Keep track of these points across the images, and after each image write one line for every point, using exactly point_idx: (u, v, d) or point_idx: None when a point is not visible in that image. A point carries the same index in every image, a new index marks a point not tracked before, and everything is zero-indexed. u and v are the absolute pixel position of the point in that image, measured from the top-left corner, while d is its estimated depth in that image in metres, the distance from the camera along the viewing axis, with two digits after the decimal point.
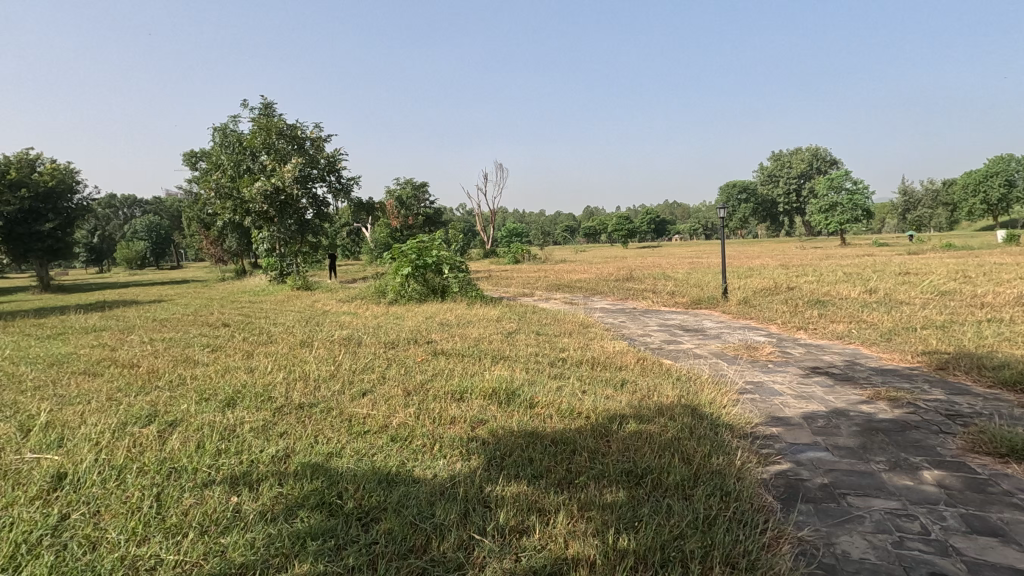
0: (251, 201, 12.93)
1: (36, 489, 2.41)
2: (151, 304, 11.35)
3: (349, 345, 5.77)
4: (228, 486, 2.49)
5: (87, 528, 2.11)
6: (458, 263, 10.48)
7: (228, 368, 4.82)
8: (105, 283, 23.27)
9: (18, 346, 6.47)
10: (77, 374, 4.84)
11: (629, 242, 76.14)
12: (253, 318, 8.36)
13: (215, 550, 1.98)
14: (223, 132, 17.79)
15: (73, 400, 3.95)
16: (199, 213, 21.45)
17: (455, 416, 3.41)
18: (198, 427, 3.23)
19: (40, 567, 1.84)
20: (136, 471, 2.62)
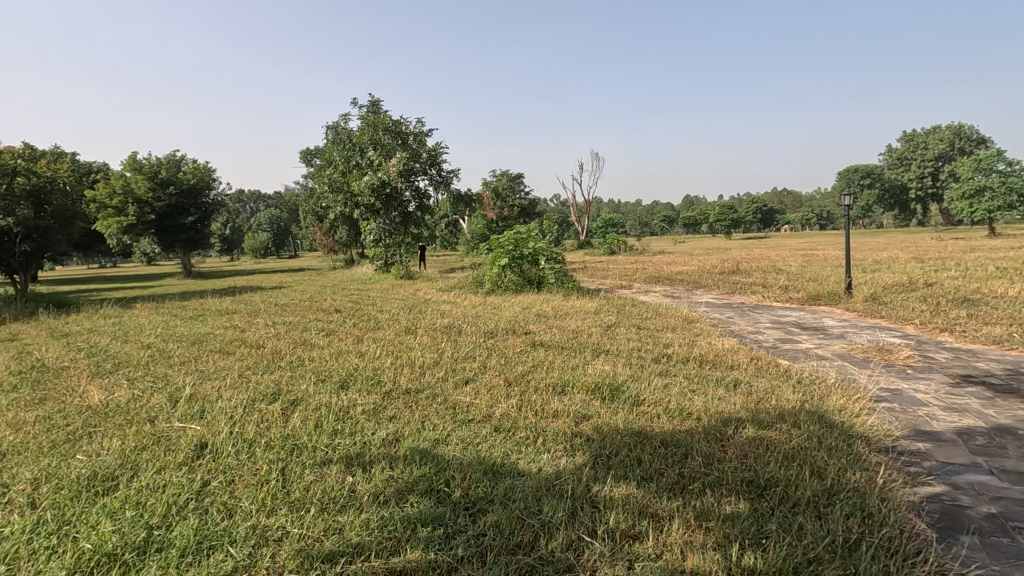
0: (360, 193, 13.76)
1: (183, 456, 2.67)
2: (273, 290, 12.43)
3: (450, 333, 5.91)
4: (344, 465, 2.61)
5: (225, 495, 2.29)
6: (555, 254, 10.41)
7: (341, 352, 5.13)
8: (236, 270, 26.01)
9: (167, 325, 7.33)
10: (215, 352, 5.39)
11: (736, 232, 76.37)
12: (361, 305, 8.83)
13: (334, 527, 2.07)
14: (335, 130, 19.01)
15: (211, 376, 4.40)
16: (313, 206, 23.18)
17: (558, 409, 3.34)
18: (316, 406, 3.44)
19: (187, 528, 2.02)
20: (264, 445, 2.83)
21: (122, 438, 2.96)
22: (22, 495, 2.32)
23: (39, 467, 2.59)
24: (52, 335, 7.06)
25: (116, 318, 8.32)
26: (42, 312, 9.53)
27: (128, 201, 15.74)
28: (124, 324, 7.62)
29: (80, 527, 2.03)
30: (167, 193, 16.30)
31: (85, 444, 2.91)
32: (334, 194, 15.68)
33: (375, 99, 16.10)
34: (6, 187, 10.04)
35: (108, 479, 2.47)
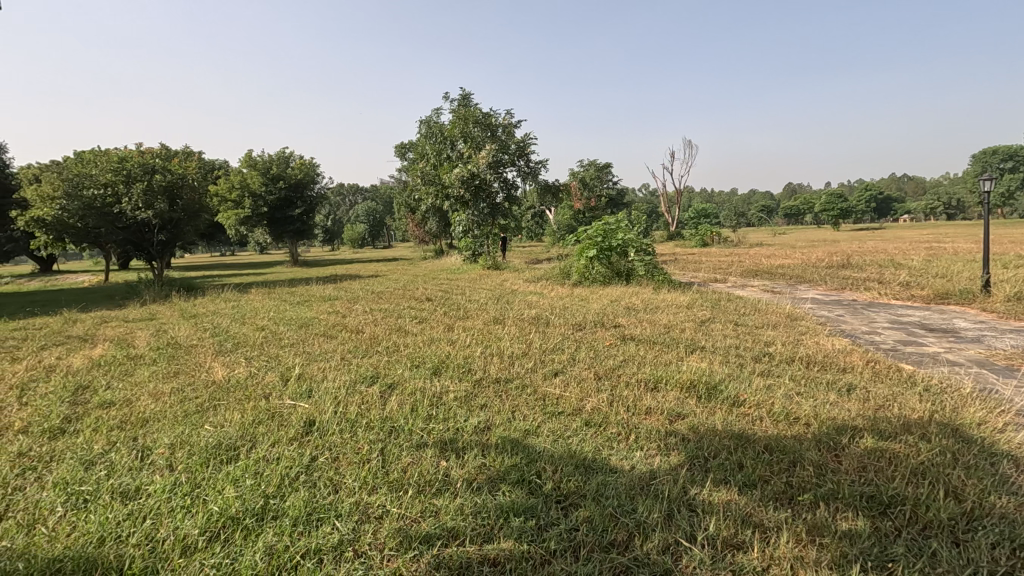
0: (451, 185, 14.16)
1: (293, 432, 2.88)
2: (370, 279, 13.13)
3: (538, 324, 5.91)
4: (439, 449, 2.69)
5: (330, 471, 2.43)
6: (645, 246, 10.11)
7: (433, 339, 5.31)
8: (338, 259, 27.79)
9: (277, 310, 7.95)
10: (319, 335, 5.79)
11: (846, 223, 75.77)
12: (451, 294, 9.08)
13: (430, 510, 2.13)
14: (427, 124, 19.64)
15: (317, 357, 4.73)
16: (405, 198, 24.15)
17: (651, 406, 3.23)
18: (411, 391, 3.58)
19: (298, 499, 2.17)
20: (365, 425, 2.98)
21: (242, 412, 3.24)
22: (162, 458, 2.61)
23: (175, 434, 2.90)
24: (184, 315, 7.91)
25: (235, 302, 9.16)
26: (175, 295, 10.71)
27: (245, 195, 17.27)
28: (241, 308, 8.37)
29: (209, 490, 2.24)
30: (277, 188, 17.68)
31: (212, 415, 3.22)
32: (426, 186, 16.27)
33: (466, 93, 16.44)
34: (147, 183, 11.34)
35: (230, 449, 2.71)
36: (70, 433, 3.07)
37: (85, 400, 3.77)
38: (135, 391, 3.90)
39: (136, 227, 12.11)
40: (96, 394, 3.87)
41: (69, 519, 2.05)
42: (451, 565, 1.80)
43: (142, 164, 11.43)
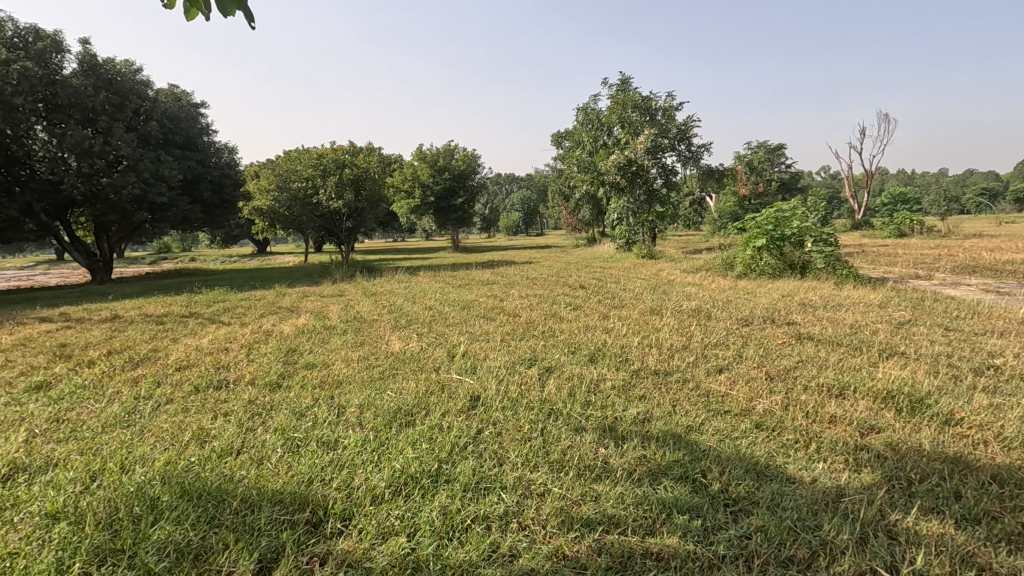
0: (607, 172, 13.98)
1: (461, 404, 3.09)
2: (524, 265, 13.57)
3: (698, 317, 5.59)
4: (598, 436, 2.68)
5: (495, 445, 2.57)
6: (827, 236, 8.97)
7: (588, 326, 5.31)
8: (494, 246, 29.20)
9: (442, 292, 8.60)
10: (480, 317, 6.14)
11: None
12: (604, 283, 8.97)
13: (590, 495, 2.13)
14: (584, 111, 19.52)
15: (479, 337, 5.02)
16: (559, 185, 24.40)
17: (836, 415, 2.87)
18: (569, 376, 3.63)
19: (467, 468, 2.32)
20: (524, 405, 3.09)
21: (416, 382, 3.58)
22: (353, 416, 2.98)
23: (363, 396, 3.29)
24: (366, 294, 8.94)
25: (406, 283, 10.09)
26: (359, 276, 12.15)
27: (415, 186, 18.95)
28: (412, 289, 9.19)
29: (393, 449, 2.50)
30: (443, 179, 19.04)
31: (392, 383, 3.60)
32: (582, 173, 16.28)
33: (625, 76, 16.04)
34: (338, 176, 13.02)
35: (408, 414, 3.00)
36: (284, 388, 3.65)
37: (294, 361, 4.47)
38: (330, 356, 4.53)
39: (330, 215, 13.94)
40: (301, 357, 4.56)
41: (287, 459, 2.44)
42: (613, 552, 1.79)
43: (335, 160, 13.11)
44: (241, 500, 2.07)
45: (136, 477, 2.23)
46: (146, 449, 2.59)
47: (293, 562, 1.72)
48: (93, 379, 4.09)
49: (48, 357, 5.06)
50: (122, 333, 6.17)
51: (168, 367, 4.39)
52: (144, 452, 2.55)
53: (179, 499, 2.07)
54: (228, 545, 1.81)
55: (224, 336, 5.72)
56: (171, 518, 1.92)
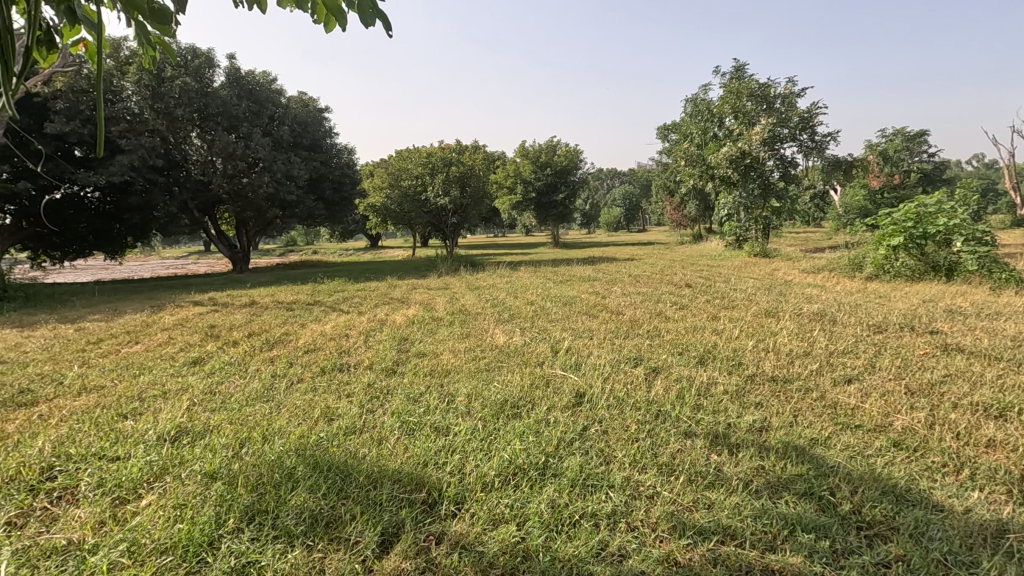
0: (718, 166, 13.25)
1: (566, 400, 3.10)
2: (627, 262, 13.28)
3: (822, 322, 5.13)
4: (710, 442, 2.57)
5: (600, 443, 2.54)
6: (982, 234, 7.82)
7: (697, 327, 5.08)
8: (594, 242, 28.85)
9: (543, 287, 8.65)
10: (581, 313, 6.11)
11: None
12: (713, 282, 8.53)
13: (703, 502, 2.05)
14: (694, 101, 18.61)
15: (582, 334, 5.01)
16: (665, 180, 23.53)
17: (996, 439, 2.51)
18: (677, 378, 3.51)
19: (573, 464, 2.32)
20: (630, 404, 3.04)
21: (521, 375, 3.64)
22: (463, 405, 3.09)
23: (471, 387, 3.41)
24: (469, 287, 9.25)
25: (508, 278, 10.28)
26: (463, 270, 12.58)
27: (517, 182, 19.22)
28: (513, 284, 9.35)
29: (500, 440, 2.57)
30: (545, 175, 19.12)
31: (498, 375, 3.70)
32: (690, 167, 15.56)
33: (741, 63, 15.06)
34: (445, 174, 13.54)
35: (514, 406, 3.07)
36: (399, 373, 3.89)
37: (407, 349, 4.74)
38: (439, 346, 4.74)
39: (437, 212, 14.57)
40: (413, 346, 4.83)
41: (404, 441, 2.60)
42: (729, 564, 1.71)
43: (443, 158, 13.61)
44: (364, 476, 2.23)
45: (276, 447, 2.50)
46: (283, 422, 2.88)
47: (412, 539, 1.83)
48: (237, 358, 4.62)
49: (201, 336, 5.78)
50: (259, 318, 6.89)
51: (299, 350, 4.85)
52: (281, 425, 2.83)
53: (312, 470, 2.27)
54: (355, 517, 1.96)
55: (344, 323, 6.20)
56: (306, 486, 2.12)
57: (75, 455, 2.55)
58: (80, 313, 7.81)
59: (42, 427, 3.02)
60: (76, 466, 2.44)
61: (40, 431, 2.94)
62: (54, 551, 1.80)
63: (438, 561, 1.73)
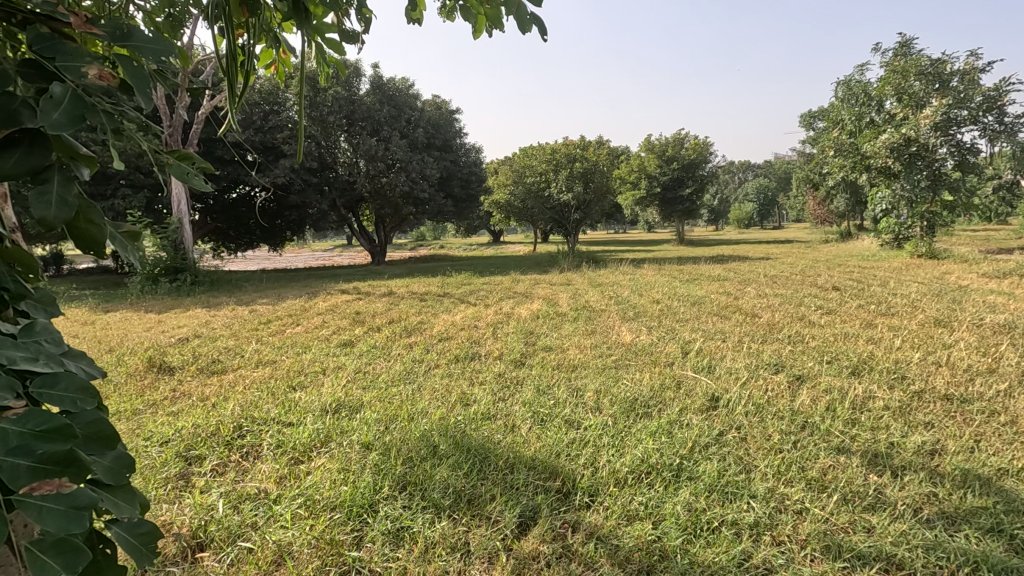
0: (874, 156, 11.73)
1: (700, 403, 3.00)
2: (761, 261, 12.35)
3: (1011, 335, 4.38)
4: (868, 461, 2.34)
5: (739, 450, 2.43)
6: None
7: (848, 334, 4.61)
8: (724, 239, 27.22)
9: (669, 286, 8.35)
10: (712, 314, 5.82)
11: None
12: (867, 285, 7.63)
13: (862, 525, 1.88)
14: (847, 84, 16.72)
15: (714, 335, 4.78)
16: (808, 172, 21.47)
17: None
18: (826, 388, 3.22)
19: (709, 469, 2.24)
20: (773, 413, 2.85)
21: (650, 375, 3.58)
22: (592, 400, 3.12)
23: (599, 383, 3.42)
24: (592, 284, 9.20)
25: (631, 276, 10.06)
26: (584, 266, 12.52)
27: (642, 177, 18.70)
28: (637, 281, 9.14)
29: (632, 437, 2.56)
30: (671, 169, 18.35)
31: (626, 373, 3.67)
32: (840, 158, 14.04)
33: (907, 38, 13.23)
34: (569, 171, 13.54)
35: (645, 405, 3.03)
36: (527, 365, 4.02)
37: (534, 342, 4.86)
38: (565, 341, 4.81)
39: (559, 208, 14.65)
40: (539, 340, 4.93)
41: (536, 430, 2.69)
42: None
43: (567, 155, 13.63)
44: (501, 460, 2.35)
45: (421, 426, 2.72)
46: (425, 404, 3.12)
47: (549, 524, 1.90)
48: (381, 342, 5.05)
49: (349, 321, 6.43)
50: (397, 307, 7.47)
51: (434, 338, 5.19)
52: (424, 406, 3.07)
53: (454, 449, 2.44)
54: (495, 497, 2.08)
55: (473, 315, 6.52)
56: (450, 464, 2.29)
57: (258, 418, 2.98)
58: (252, 297, 9.02)
59: (232, 392, 3.57)
60: (260, 428, 2.86)
61: (231, 395, 3.49)
62: (249, 497, 2.14)
63: (575, 549, 1.78)
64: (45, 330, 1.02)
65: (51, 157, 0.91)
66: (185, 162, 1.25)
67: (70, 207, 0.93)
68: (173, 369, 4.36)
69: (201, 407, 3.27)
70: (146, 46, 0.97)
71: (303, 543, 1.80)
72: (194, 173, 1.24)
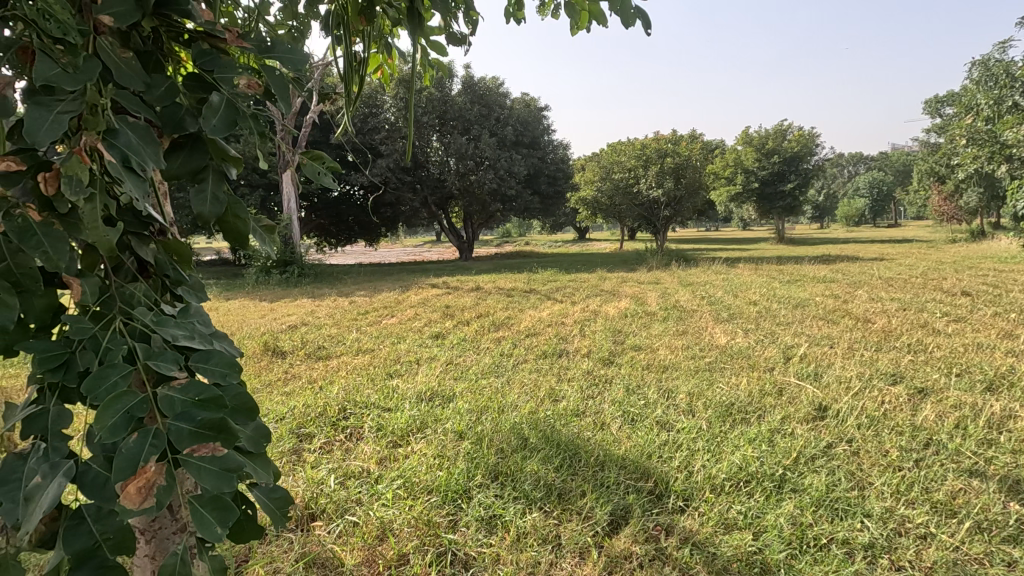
0: (1016, 143, 10.04)
1: (805, 412, 2.81)
2: (876, 263, 11.23)
3: None
4: (1008, 489, 2.08)
5: (852, 465, 2.25)
6: None
7: (982, 345, 4.10)
8: (830, 237, 25.18)
9: (767, 287, 7.87)
10: (818, 318, 5.41)
11: None
12: (1005, 291, 6.74)
13: (1001, 557, 1.68)
14: (984, 64, 14.82)
15: (820, 341, 4.45)
16: (933, 163, 19.30)
17: None
18: (955, 403, 2.90)
19: (816, 483, 2.10)
20: (890, 427, 2.61)
21: (748, 380, 3.40)
22: (685, 402, 3.03)
23: (693, 386, 3.29)
24: (682, 283, 8.88)
25: (725, 276, 9.59)
26: (674, 264, 12.09)
27: (738, 171, 17.72)
28: (731, 281, 8.68)
29: (729, 444, 2.45)
30: (771, 162, 17.21)
31: (721, 376, 3.52)
32: (973, 148, 12.48)
33: None
34: (660, 166, 13.11)
35: (743, 410, 2.89)
36: (616, 364, 3.97)
37: (622, 341, 4.78)
38: (655, 341, 4.69)
39: (649, 204, 14.23)
40: (627, 339, 4.84)
41: (627, 430, 2.64)
42: None
43: (658, 150, 13.20)
44: (590, 457, 2.35)
45: (511, 418, 2.77)
46: (515, 397, 3.17)
47: (642, 525, 1.87)
48: (471, 335, 5.20)
49: (440, 314, 6.66)
50: (485, 301, 7.64)
51: (521, 333, 5.26)
52: (513, 399, 3.13)
53: (543, 443, 2.47)
54: (585, 493, 2.08)
55: (560, 311, 6.52)
56: (541, 458, 2.32)
57: (360, 402, 3.18)
58: (351, 289, 9.59)
59: (336, 377, 3.85)
60: (361, 411, 3.05)
61: (335, 379, 3.76)
62: (354, 474, 2.30)
63: (668, 552, 1.74)
64: (198, 313, 1.15)
65: (208, 157, 1.03)
66: (316, 161, 1.34)
67: (222, 203, 1.05)
68: (285, 353, 4.76)
69: (309, 388, 3.54)
70: (285, 56, 1.07)
71: (404, 522, 1.91)
72: (323, 171, 1.33)
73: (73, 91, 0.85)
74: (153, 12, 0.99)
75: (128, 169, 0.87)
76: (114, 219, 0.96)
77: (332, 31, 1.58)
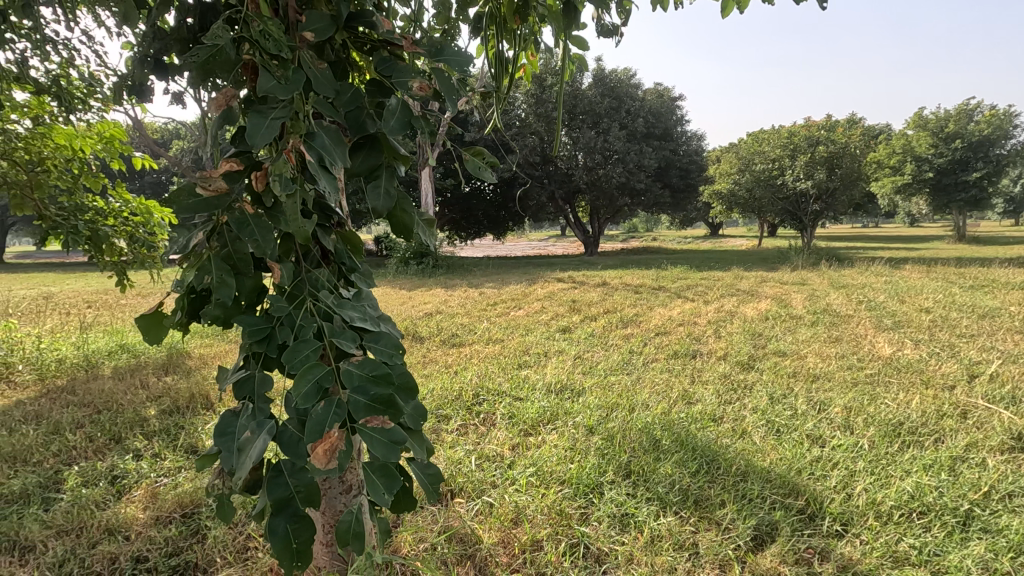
0: None
1: (999, 442, 2.38)
2: None
3: None
4: None
5: None
6: None
7: None
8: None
9: (943, 292, 6.78)
10: (1014, 332, 4.54)
11: None
12: None
13: None
14: None
15: (1016, 358, 3.74)
16: None
17: None
18: None
19: (1016, 525, 1.78)
20: None
21: (920, 397, 2.97)
22: (840, 417, 2.73)
23: (851, 400, 2.96)
24: (833, 285, 7.98)
25: (887, 278, 8.45)
26: (823, 264, 10.92)
27: (907, 159, 15.43)
28: (895, 285, 7.62)
29: (897, 468, 2.17)
30: (951, 148, 14.64)
31: (886, 391, 3.11)
32: None
33: None
34: (810, 155, 11.84)
35: (914, 432, 2.54)
36: (757, 369, 3.70)
37: (763, 345, 4.43)
38: (801, 347, 4.28)
39: (795, 197, 12.95)
40: (770, 343, 4.47)
41: (772, 440, 2.46)
42: None
43: (809, 138, 11.94)
44: (729, 465, 2.22)
45: (643, 417, 2.70)
46: (646, 396, 3.09)
47: (791, 546, 1.73)
48: (598, 331, 5.15)
49: (565, 308, 6.69)
50: (611, 297, 7.52)
51: (650, 331, 5.10)
52: (644, 398, 3.05)
53: (678, 447, 2.38)
54: (725, 503, 1.97)
55: (691, 310, 6.22)
56: (676, 461, 2.23)
57: (493, 390, 3.30)
58: (479, 281, 9.98)
59: (470, 363, 4.05)
60: (493, 399, 3.17)
61: (468, 366, 3.95)
62: (489, 457, 2.40)
63: None
64: (369, 298, 1.26)
65: (384, 156, 1.12)
66: (477, 158, 1.39)
67: (393, 198, 1.13)
68: (422, 338, 5.10)
69: (445, 373, 3.77)
70: (453, 59, 1.13)
71: (538, 509, 1.95)
72: (483, 167, 1.37)
73: (283, 100, 0.98)
74: (344, 26, 1.10)
75: (322, 168, 0.98)
76: (308, 213, 1.09)
77: (485, 32, 1.64)
